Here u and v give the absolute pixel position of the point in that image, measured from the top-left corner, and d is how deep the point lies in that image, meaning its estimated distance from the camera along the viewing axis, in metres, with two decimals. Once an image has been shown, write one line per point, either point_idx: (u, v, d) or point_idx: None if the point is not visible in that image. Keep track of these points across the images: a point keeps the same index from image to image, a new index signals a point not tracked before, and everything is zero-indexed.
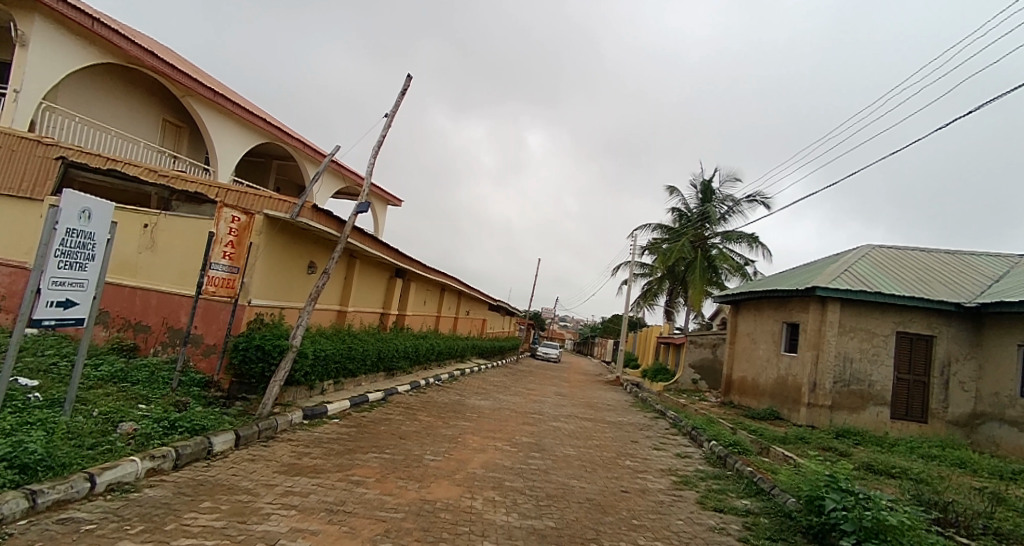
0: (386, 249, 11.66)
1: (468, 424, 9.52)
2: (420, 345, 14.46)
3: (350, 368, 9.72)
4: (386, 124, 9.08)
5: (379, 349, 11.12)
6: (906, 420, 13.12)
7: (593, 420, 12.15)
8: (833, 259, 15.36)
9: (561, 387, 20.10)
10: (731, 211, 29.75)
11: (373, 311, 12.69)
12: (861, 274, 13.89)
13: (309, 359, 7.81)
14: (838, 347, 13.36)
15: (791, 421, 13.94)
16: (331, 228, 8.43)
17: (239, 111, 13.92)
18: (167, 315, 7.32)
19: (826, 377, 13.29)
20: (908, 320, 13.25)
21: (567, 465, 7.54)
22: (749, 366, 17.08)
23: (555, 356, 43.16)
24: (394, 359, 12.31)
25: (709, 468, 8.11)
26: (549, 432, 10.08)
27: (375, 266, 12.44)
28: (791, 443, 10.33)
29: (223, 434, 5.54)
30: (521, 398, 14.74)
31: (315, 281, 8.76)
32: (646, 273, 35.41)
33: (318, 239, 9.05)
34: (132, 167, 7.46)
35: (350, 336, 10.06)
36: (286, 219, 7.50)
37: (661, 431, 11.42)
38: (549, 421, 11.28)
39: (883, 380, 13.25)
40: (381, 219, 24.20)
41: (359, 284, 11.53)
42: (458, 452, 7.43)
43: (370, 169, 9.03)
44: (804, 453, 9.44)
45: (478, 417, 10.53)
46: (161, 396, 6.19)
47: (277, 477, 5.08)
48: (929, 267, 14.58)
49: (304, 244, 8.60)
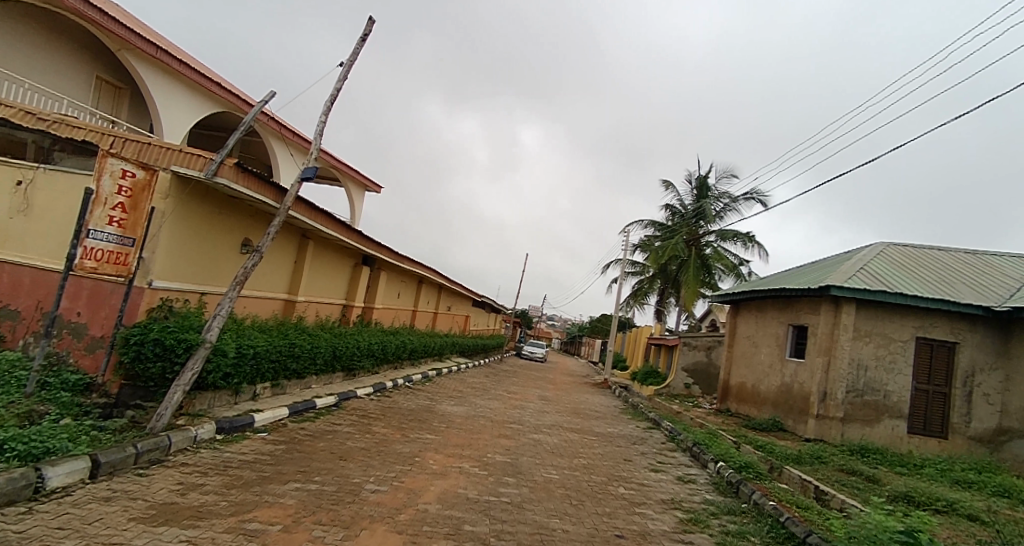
0: (346, 231, 10.11)
1: (431, 439, 7.99)
2: (388, 342, 12.93)
3: (293, 368, 8.17)
4: (340, 74, 7.52)
5: (333, 345, 9.59)
6: (924, 436, 11.85)
7: (580, 432, 10.72)
8: (846, 256, 14.08)
9: (545, 390, 18.68)
10: (727, 209, 28.45)
11: (332, 302, 11.15)
12: (878, 273, 12.59)
13: (231, 358, 6.25)
14: (852, 353, 12.07)
15: (798, 435, 12.63)
16: (266, 197, 6.88)
17: (191, 74, 12.27)
18: (42, 297, 5.73)
19: (838, 386, 12.00)
20: (928, 324, 11.99)
21: (548, 496, 6.07)
22: (749, 371, 15.78)
23: (542, 356, 41.76)
24: (354, 358, 10.78)
25: (720, 498, 6.71)
26: (528, 447, 8.61)
27: (336, 251, 10.91)
28: (806, 463, 8.96)
29: (68, 462, 3.99)
30: (501, 403, 13.26)
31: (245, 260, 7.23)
32: (637, 272, 34.18)
33: (252, 211, 7.50)
34: (3, 107, 5.87)
35: (295, 330, 8.52)
36: (201, 180, 5.88)
37: (656, 445, 10.04)
38: (528, 433, 9.80)
39: (900, 390, 11.98)
40: (358, 206, 22.60)
41: (315, 269, 9.96)
42: (410, 478, 5.91)
43: (320, 127, 7.46)
44: (823, 478, 8.11)
45: (446, 428, 9.03)
46: (7, 405, 4.63)
47: (128, 531, 3.52)
48: (949, 268, 13.32)
49: (232, 215, 7.06)
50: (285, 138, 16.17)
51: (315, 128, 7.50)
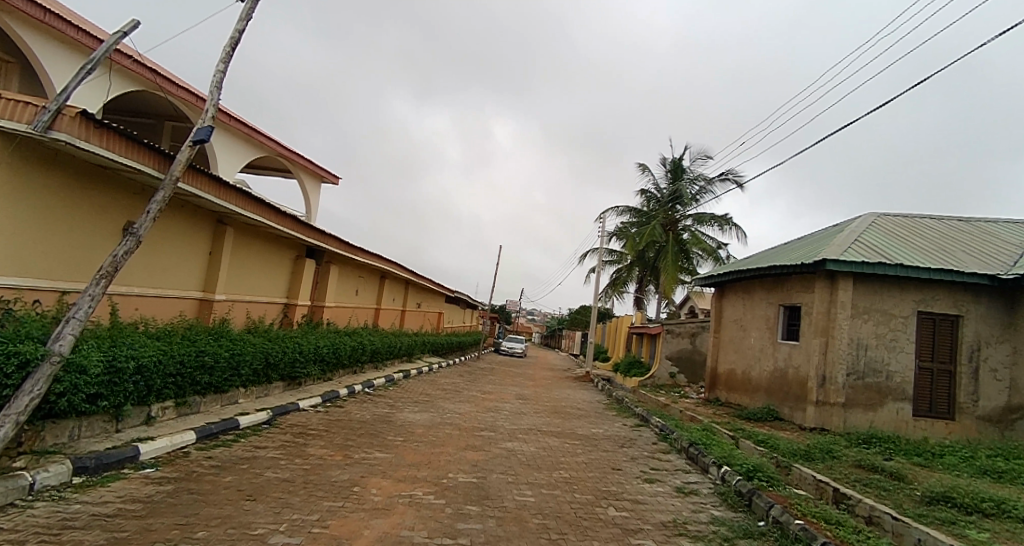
0: (275, 215, 8.58)
1: (380, 459, 6.56)
2: (342, 344, 11.46)
3: (207, 382, 6.68)
4: (242, 13, 6.05)
5: (265, 350, 8.12)
6: (930, 418, 10.91)
7: (562, 435, 9.44)
8: (837, 228, 13.11)
9: (523, 388, 17.42)
10: (703, 191, 27.54)
11: (268, 301, 9.63)
12: (875, 245, 11.63)
13: (98, 375, 4.76)
14: (851, 333, 11.07)
15: (796, 424, 11.65)
16: (144, 164, 5.40)
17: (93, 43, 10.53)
18: None
19: (838, 369, 11.01)
20: (930, 297, 11.03)
21: (519, 531, 4.72)
22: (738, 357, 14.79)
23: (521, 352, 40.57)
24: (296, 364, 9.30)
25: (731, 516, 5.51)
26: (499, 461, 7.26)
27: (269, 241, 9.38)
28: (818, 459, 7.85)
29: None
30: (473, 406, 11.90)
31: (116, 245, 5.70)
32: (615, 260, 33.22)
33: (127, 185, 5.96)
34: None
35: (209, 335, 7.03)
36: (31, 136, 4.35)
37: (647, 448, 8.83)
38: (501, 442, 8.45)
39: (902, 370, 11.03)
40: (314, 200, 20.94)
41: (239, 263, 8.44)
42: (337, 522, 4.50)
43: (217, 79, 5.96)
44: (841, 477, 7.00)
45: (403, 443, 7.61)
46: None
47: None
48: (946, 236, 12.44)
49: (94, 188, 5.53)
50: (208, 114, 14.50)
51: (213, 79, 5.99)
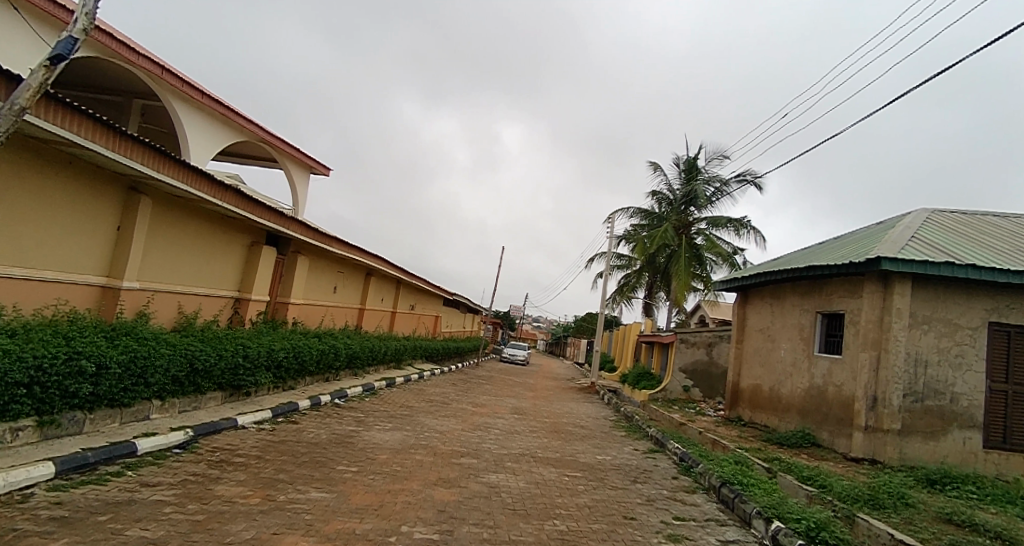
0: (211, 186, 6.96)
1: (312, 504, 4.87)
2: (307, 347, 9.83)
3: (92, 393, 5.07)
4: None
5: (190, 352, 6.52)
6: (1005, 450, 9.05)
7: (560, 465, 7.71)
8: (886, 224, 11.31)
9: (521, 401, 15.75)
10: (719, 193, 25.51)
11: (206, 292, 8.02)
12: (936, 243, 9.85)
13: None
14: (908, 347, 9.28)
15: (840, 452, 9.89)
16: None
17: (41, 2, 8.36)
18: None
19: (892, 389, 9.23)
20: (1005, 305, 9.21)
21: None
22: (765, 372, 13.00)
23: (524, 359, 38.85)
24: (240, 371, 7.67)
25: None
26: (476, 504, 5.54)
27: (210, 222, 7.80)
28: (895, 508, 6.05)
29: None
30: (459, 424, 10.18)
31: None
32: (624, 265, 31.47)
33: None
34: None
35: (101, 333, 5.46)
36: None
37: (666, 484, 7.08)
38: (483, 474, 6.76)
39: (970, 392, 9.21)
40: (302, 193, 19.40)
41: (161, 245, 6.88)
42: None
43: None
44: (931, 537, 5.23)
45: (354, 476, 5.93)
46: None
47: None
48: (1016, 234, 10.60)
49: None
50: (176, 89, 13.02)
51: None
